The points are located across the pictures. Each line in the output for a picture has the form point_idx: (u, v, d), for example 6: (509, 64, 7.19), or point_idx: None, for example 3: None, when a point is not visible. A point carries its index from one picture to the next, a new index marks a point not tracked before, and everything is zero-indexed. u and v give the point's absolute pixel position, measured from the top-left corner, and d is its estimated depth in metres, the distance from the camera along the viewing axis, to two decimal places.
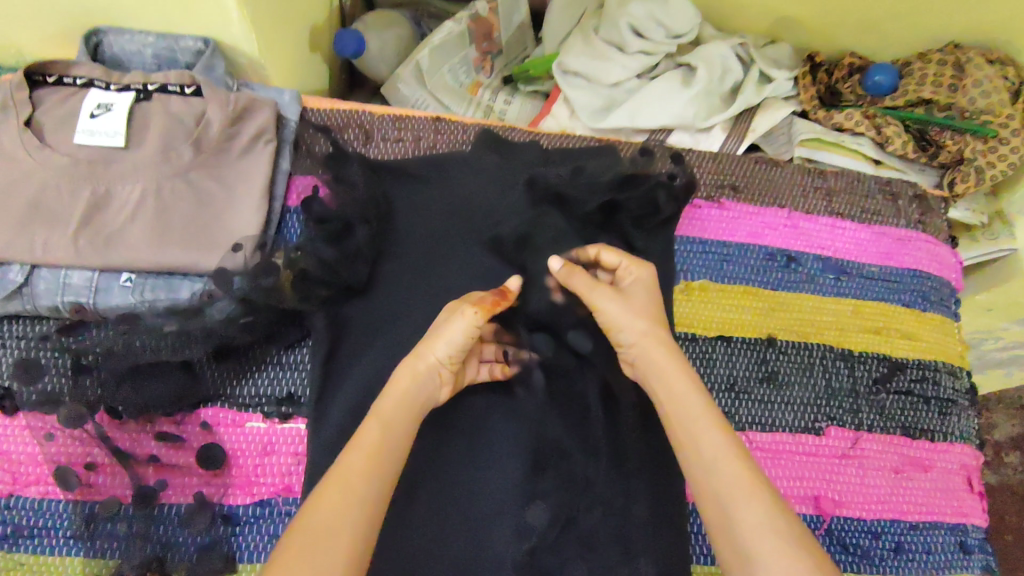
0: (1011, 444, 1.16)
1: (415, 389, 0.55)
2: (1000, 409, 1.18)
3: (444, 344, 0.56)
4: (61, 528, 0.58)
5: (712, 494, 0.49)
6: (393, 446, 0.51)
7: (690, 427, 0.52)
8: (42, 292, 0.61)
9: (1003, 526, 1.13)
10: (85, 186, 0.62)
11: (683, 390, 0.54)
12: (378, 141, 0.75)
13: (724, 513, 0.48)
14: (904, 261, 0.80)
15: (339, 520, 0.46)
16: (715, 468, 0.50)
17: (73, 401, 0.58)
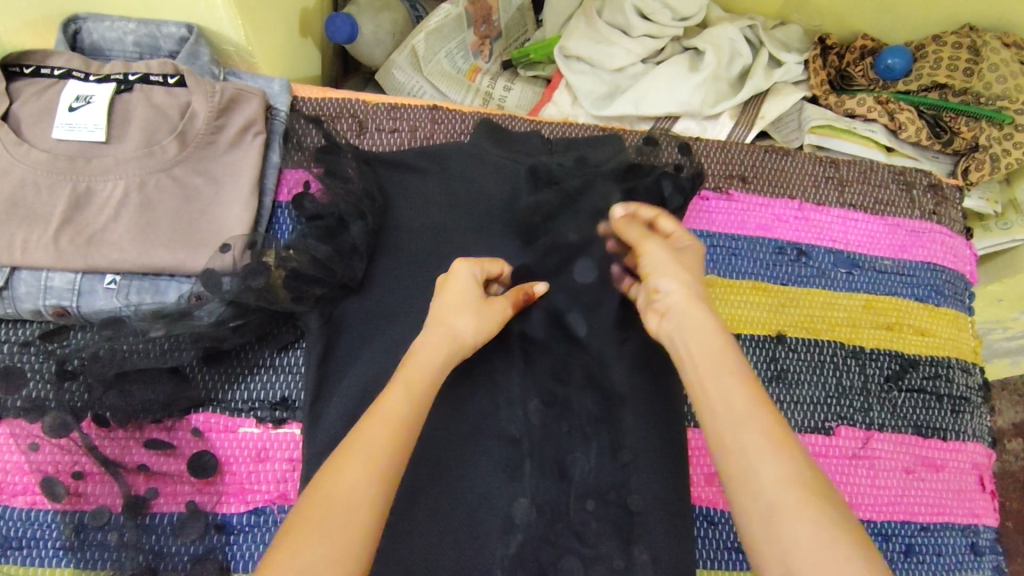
0: (1014, 431, 1.15)
1: (436, 356, 0.53)
2: (1004, 396, 1.17)
3: (474, 325, 0.56)
4: (50, 538, 0.56)
5: (737, 449, 0.46)
6: (416, 412, 0.50)
7: (717, 376, 0.49)
8: (24, 295, 0.58)
9: (1005, 513, 1.12)
10: (65, 183, 0.59)
11: (714, 343, 0.51)
12: (372, 132, 0.72)
13: (747, 468, 0.45)
14: (918, 254, 0.78)
15: (350, 517, 0.43)
16: (741, 421, 0.46)
17: (58, 408, 0.56)
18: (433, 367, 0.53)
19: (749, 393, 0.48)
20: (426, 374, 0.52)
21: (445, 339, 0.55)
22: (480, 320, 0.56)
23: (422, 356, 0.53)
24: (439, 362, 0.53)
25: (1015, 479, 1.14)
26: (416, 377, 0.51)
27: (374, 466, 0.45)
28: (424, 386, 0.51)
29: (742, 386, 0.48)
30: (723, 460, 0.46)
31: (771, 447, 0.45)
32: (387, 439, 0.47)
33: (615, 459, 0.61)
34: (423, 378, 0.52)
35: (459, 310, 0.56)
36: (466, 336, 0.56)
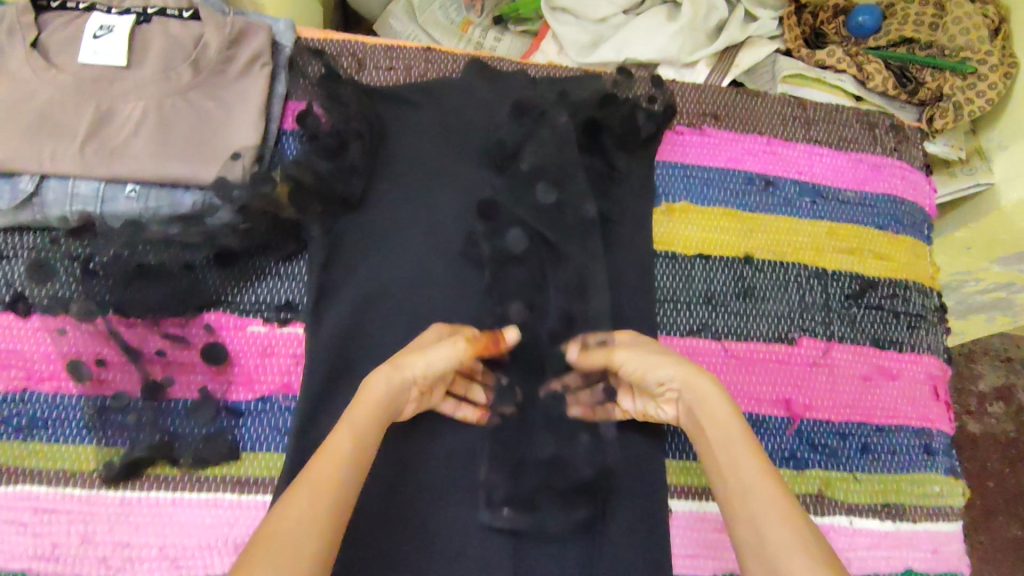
0: (995, 395, 1.23)
1: (386, 396, 0.55)
2: (982, 360, 1.25)
3: (424, 361, 0.57)
4: (74, 419, 0.62)
5: (745, 513, 0.49)
6: (363, 451, 0.51)
7: (725, 448, 0.53)
8: (52, 202, 0.64)
9: (986, 471, 1.18)
10: (89, 103, 0.65)
11: (720, 418, 0.55)
12: (370, 70, 0.78)
13: (754, 533, 0.48)
14: (879, 186, 0.83)
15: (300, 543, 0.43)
16: (745, 489, 0.50)
17: (84, 298, 0.63)
18: (380, 412, 0.54)
19: (757, 459, 0.52)
20: (369, 423, 0.53)
21: (392, 371, 0.56)
22: (431, 354, 0.58)
23: (370, 398, 0.54)
24: (383, 404, 0.54)
25: (995, 439, 1.20)
26: (363, 413, 0.53)
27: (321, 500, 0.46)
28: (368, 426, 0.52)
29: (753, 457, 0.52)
30: (737, 534, 0.49)
31: (781, 514, 0.48)
32: (332, 475, 0.48)
33: None
34: (367, 417, 0.53)
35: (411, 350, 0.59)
36: (408, 370, 0.57)
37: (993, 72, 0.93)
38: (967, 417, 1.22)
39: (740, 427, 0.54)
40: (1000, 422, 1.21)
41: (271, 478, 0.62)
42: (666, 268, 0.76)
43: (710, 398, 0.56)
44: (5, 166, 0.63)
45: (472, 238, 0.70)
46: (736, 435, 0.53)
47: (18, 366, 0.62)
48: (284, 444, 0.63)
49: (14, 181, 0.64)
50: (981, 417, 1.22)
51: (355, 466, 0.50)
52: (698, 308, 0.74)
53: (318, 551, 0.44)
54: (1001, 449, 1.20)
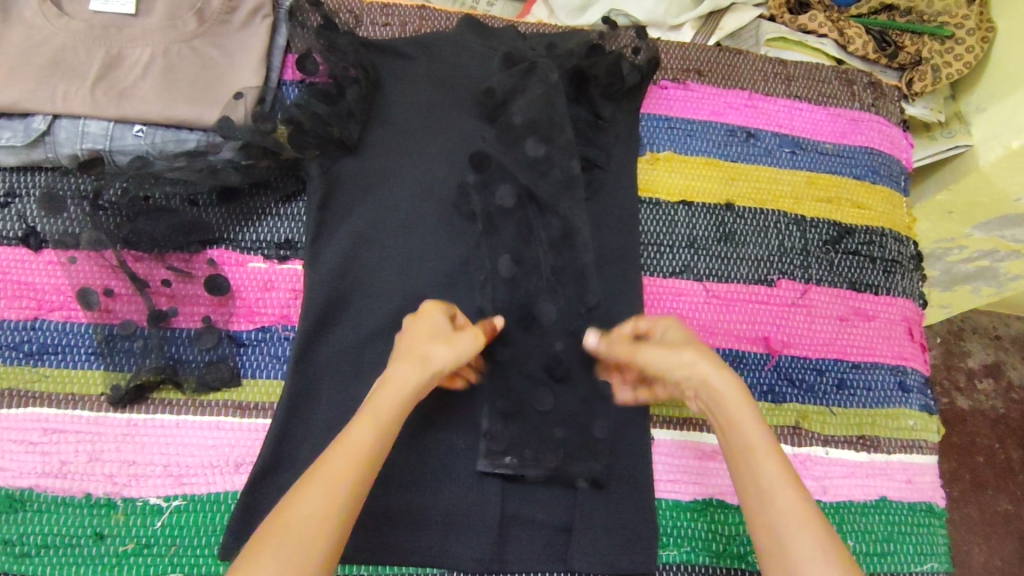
0: (985, 371, 1.27)
1: (400, 389, 0.56)
2: (972, 339, 1.29)
3: (448, 348, 0.59)
4: (83, 345, 0.65)
5: (766, 518, 0.51)
6: (380, 446, 0.54)
7: (744, 447, 0.54)
8: (63, 140, 0.67)
9: (974, 445, 1.21)
10: (99, 48, 0.68)
11: (747, 424, 0.55)
12: (367, 25, 0.81)
13: (776, 539, 0.50)
14: (856, 139, 0.86)
15: (308, 541, 0.48)
16: (771, 496, 0.52)
17: (94, 229, 0.65)
18: (402, 403, 0.56)
19: (780, 468, 0.53)
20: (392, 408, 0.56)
21: (417, 366, 0.57)
22: (453, 345, 0.59)
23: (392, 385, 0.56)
24: (407, 394, 0.56)
25: (984, 415, 1.23)
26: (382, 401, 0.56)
27: (334, 498, 0.50)
28: (384, 420, 0.55)
29: (774, 463, 0.53)
30: (756, 532, 0.52)
31: (802, 522, 0.50)
32: (348, 466, 0.52)
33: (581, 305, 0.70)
34: (392, 411, 0.55)
35: (430, 337, 0.59)
36: (435, 360, 0.58)
37: (970, 36, 0.98)
38: (957, 393, 1.25)
39: (763, 435, 0.54)
40: (989, 399, 1.25)
41: (270, 404, 0.65)
42: (650, 214, 0.79)
43: (733, 403, 0.55)
44: (19, 105, 0.65)
45: (463, 182, 0.73)
46: (757, 437, 0.54)
47: (29, 296, 0.65)
48: (283, 372, 0.66)
49: (27, 120, 0.67)
50: (970, 393, 1.25)
51: (370, 461, 0.53)
52: (680, 252, 0.77)
53: (331, 547, 0.49)
54: (990, 425, 1.23)
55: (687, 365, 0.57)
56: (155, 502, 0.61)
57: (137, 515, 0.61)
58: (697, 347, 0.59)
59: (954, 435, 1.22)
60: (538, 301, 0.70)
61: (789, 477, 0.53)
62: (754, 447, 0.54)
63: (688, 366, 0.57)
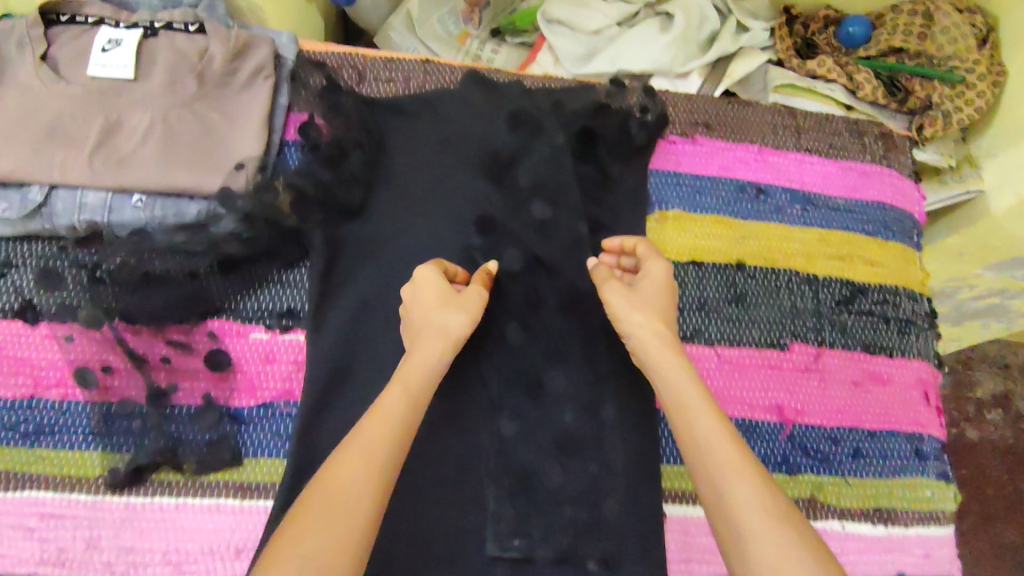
0: (993, 402, 1.22)
1: (426, 354, 0.57)
2: (980, 367, 1.22)
3: (462, 314, 0.60)
4: (81, 425, 0.63)
5: (704, 471, 0.52)
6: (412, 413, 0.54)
7: (689, 404, 0.55)
8: (60, 212, 0.65)
9: (984, 480, 1.19)
10: (97, 115, 0.66)
11: (684, 388, 0.56)
12: (370, 81, 0.79)
13: (712, 488, 0.51)
14: (868, 194, 0.85)
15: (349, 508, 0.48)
16: (707, 454, 0.52)
17: (91, 306, 0.63)
18: (434, 368, 0.57)
19: (716, 423, 0.53)
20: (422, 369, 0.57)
21: (439, 337, 0.58)
22: (464, 307, 0.60)
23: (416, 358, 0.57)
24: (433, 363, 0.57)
25: (993, 447, 1.20)
26: (414, 376, 0.56)
27: (374, 469, 0.50)
28: (412, 391, 0.55)
29: (710, 413, 0.54)
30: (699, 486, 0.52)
31: (737, 469, 0.51)
32: (384, 440, 0.51)
33: (589, 375, 0.69)
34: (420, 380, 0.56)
35: (440, 306, 0.60)
36: (454, 328, 0.59)
37: (981, 82, 0.95)
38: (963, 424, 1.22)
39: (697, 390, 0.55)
40: (998, 430, 1.21)
41: (272, 484, 0.64)
42: None
43: (666, 364, 0.57)
44: (15, 177, 0.64)
45: (469, 250, 0.72)
46: (696, 398, 0.55)
47: (27, 373, 0.64)
48: (286, 450, 0.65)
49: (24, 191, 0.64)
50: (978, 424, 1.21)
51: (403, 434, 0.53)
52: (692, 315, 0.76)
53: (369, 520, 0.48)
54: (1001, 458, 1.19)
55: (635, 324, 0.60)
56: None
57: None
58: (648, 308, 0.60)
59: (961, 467, 1.19)
60: (548, 371, 0.69)
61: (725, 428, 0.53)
62: (687, 398, 0.55)
63: (632, 320, 0.60)
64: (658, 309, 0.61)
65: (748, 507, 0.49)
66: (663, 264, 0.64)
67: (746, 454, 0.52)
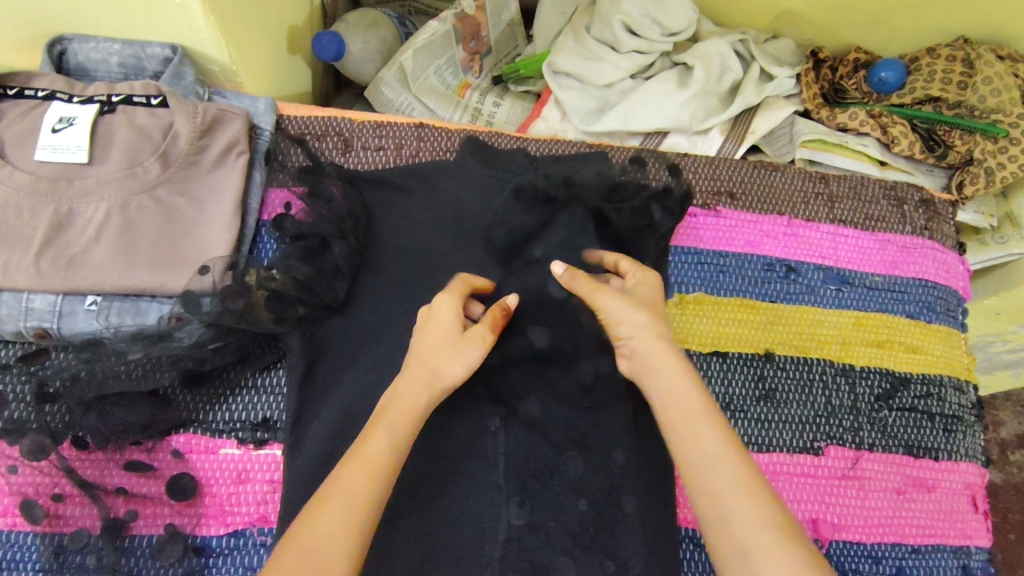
0: (1017, 443, 1.13)
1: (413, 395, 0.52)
2: (1005, 407, 1.15)
3: (459, 362, 0.54)
4: (29, 561, 0.56)
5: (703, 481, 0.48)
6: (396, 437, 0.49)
7: (681, 421, 0.51)
8: (5, 317, 0.58)
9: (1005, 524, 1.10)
10: (47, 205, 0.59)
11: (667, 362, 0.54)
12: (358, 150, 0.72)
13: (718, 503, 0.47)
14: (909, 270, 0.77)
15: (330, 536, 0.43)
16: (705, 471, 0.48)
17: (37, 431, 0.56)
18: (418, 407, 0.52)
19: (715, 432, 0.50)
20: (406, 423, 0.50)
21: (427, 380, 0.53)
22: (461, 354, 0.54)
23: (401, 396, 0.52)
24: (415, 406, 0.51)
25: (1017, 490, 1.11)
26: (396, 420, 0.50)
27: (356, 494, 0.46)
28: (383, 458, 0.48)
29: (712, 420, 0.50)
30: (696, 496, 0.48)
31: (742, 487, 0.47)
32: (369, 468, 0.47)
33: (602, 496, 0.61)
34: (403, 419, 0.50)
35: (432, 345, 0.54)
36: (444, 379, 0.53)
37: None
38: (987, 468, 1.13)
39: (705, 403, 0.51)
40: None
41: None
42: None
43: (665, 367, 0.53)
44: None
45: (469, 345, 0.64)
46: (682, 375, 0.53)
47: None
48: None
49: None
50: (1002, 466, 1.12)
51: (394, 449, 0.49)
52: None
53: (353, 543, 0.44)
54: None
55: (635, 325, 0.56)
56: None
57: None
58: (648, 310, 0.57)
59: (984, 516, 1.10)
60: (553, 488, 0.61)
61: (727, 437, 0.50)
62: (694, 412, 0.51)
63: (632, 321, 0.56)
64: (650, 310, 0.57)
65: (738, 526, 0.45)
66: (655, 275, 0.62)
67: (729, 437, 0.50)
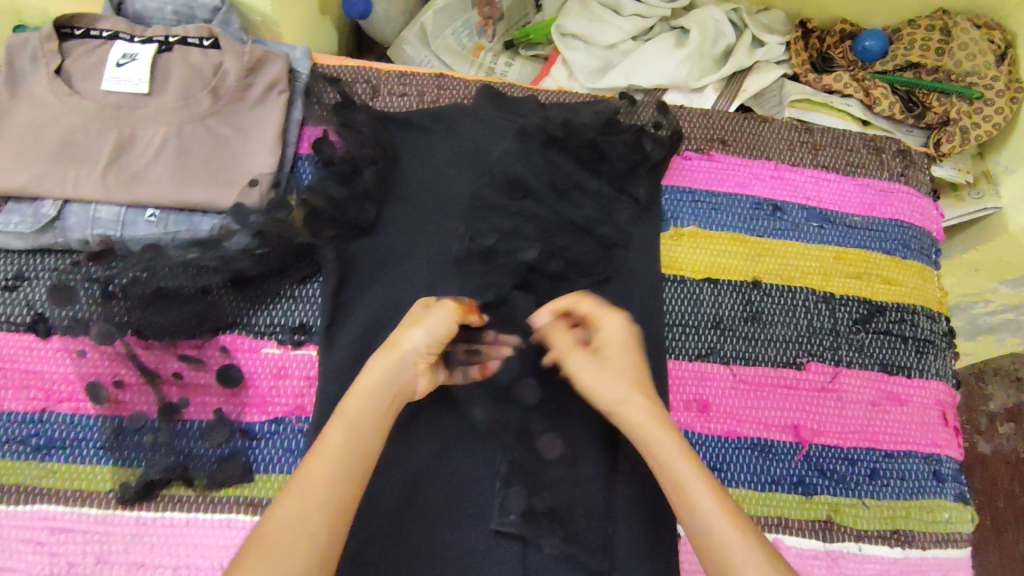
0: (1007, 416, 1.19)
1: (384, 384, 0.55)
2: (994, 380, 1.22)
3: (421, 331, 0.58)
4: (92, 439, 0.63)
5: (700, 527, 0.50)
6: (365, 436, 0.52)
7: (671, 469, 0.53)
8: (74, 226, 0.66)
9: (995, 493, 1.15)
10: (112, 128, 0.67)
11: (647, 419, 0.55)
12: (384, 95, 0.79)
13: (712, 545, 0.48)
14: (886, 212, 0.84)
15: (295, 542, 0.46)
16: (697, 508, 0.50)
17: (105, 320, 0.64)
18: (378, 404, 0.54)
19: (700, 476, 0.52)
20: (370, 425, 0.53)
21: (390, 351, 0.57)
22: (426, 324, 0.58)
23: (360, 388, 0.55)
24: (379, 393, 0.55)
25: (1006, 461, 1.17)
26: (358, 407, 0.53)
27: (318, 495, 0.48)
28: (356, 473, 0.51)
29: (694, 465, 0.53)
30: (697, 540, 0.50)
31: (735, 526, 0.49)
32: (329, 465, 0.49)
33: None
34: (365, 415, 0.53)
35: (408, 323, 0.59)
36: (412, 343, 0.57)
37: (1000, 98, 0.94)
38: (977, 439, 1.19)
39: (681, 447, 0.54)
40: (1011, 443, 1.18)
41: None
42: (674, 292, 0.76)
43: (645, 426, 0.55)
44: (29, 190, 0.65)
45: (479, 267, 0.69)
46: (662, 435, 0.54)
47: (38, 387, 0.64)
48: (297, 466, 0.64)
49: (38, 205, 0.66)
50: (991, 436, 1.18)
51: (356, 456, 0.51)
52: (706, 333, 0.75)
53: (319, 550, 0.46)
54: (1013, 472, 1.16)
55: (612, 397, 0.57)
56: None
57: None
58: (623, 380, 0.57)
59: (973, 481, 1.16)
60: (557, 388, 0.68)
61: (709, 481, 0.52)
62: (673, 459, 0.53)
63: (610, 394, 0.57)
64: (625, 368, 0.58)
65: (737, 557, 0.47)
66: (619, 319, 0.61)
67: (716, 487, 0.52)
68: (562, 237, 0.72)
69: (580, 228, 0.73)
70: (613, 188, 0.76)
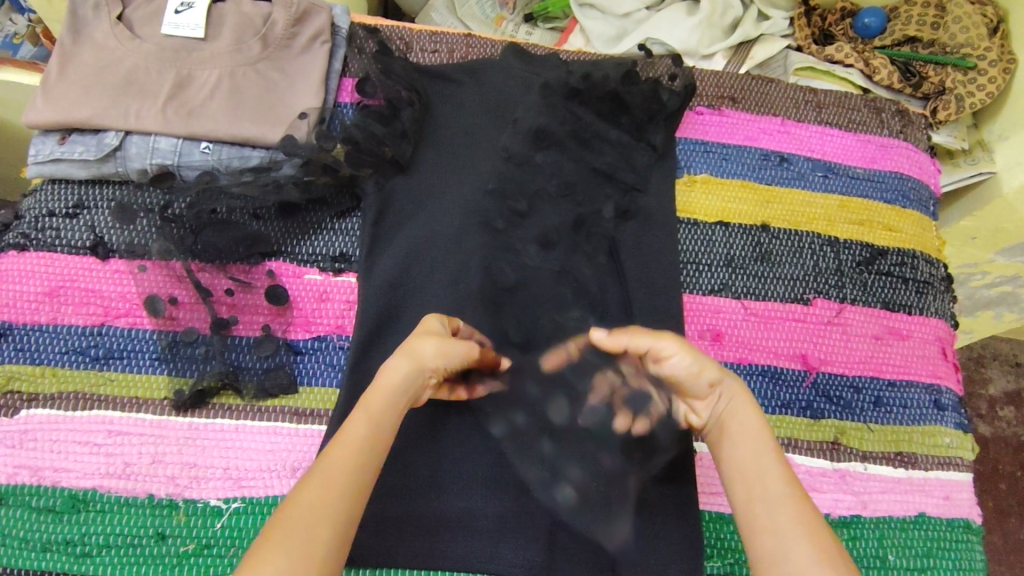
0: (1005, 399, 1.24)
1: (399, 384, 0.58)
2: (993, 365, 1.26)
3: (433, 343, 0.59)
4: (148, 351, 0.68)
5: (767, 524, 0.54)
6: (377, 439, 0.55)
7: (751, 467, 0.57)
8: (133, 156, 0.71)
9: (998, 472, 1.19)
10: (170, 69, 0.73)
11: (740, 413, 0.60)
12: (417, 51, 0.85)
13: (777, 544, 0.53)
14: (886, 164, 0.89)
15: (309, 538, 0.49)
16: (771, 506, 0.55)
17: (163, 238, 0.70)
18: (397, 403, 0.57)
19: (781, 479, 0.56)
20: (383, 433, 0.56)
21: (407, 358, 0.59)
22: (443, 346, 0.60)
23: (381, 387, 0.57)
24: (394, 391, 0.57)
25: (1007, 443, 1.21)
26: (376, 406, 0.56)
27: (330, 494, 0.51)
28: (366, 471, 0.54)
29: (778, 470, 0.57)
30: (758, 536, 0.54)
31: (804, 530, 0.53)
32: (343, 464, 0.53)
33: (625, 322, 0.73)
34: (382, 412, 0.56)
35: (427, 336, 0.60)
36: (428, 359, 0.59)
37: (992, 66, 0.98)
38: (977, 421, 1.24)
39: (767, 447, 0.58)
40: (1011, 426, 1.22)
41: (325, 410, 0.67)
42: (689, 233, 0.81)
43: (736, 419, 0.59)
44: (93, 122, 0.70)
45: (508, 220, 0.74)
46: (755, 432, 0.59)
47: (97, 303, 0.68)
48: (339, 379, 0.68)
49: (101, 136, 0.71)
50: (991, 419, 1.23)
51: (367, 453, 0.54)
52: (719, 270, 0.80)
53: (330, 543, 0.50)
54: (1014, 453, 1.20)
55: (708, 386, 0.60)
56: (214, 504, 0.63)
57: (197, 516, 0.62)
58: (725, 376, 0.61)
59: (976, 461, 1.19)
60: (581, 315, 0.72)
61: (790, 486, 0.56)
62: (758, 457, 0.57)
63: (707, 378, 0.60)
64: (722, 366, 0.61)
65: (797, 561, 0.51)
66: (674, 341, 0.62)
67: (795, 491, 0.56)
68: (584, 183, 0.77)
69: (602, 174, 0.78)
70: (631, 135, 0.80)
